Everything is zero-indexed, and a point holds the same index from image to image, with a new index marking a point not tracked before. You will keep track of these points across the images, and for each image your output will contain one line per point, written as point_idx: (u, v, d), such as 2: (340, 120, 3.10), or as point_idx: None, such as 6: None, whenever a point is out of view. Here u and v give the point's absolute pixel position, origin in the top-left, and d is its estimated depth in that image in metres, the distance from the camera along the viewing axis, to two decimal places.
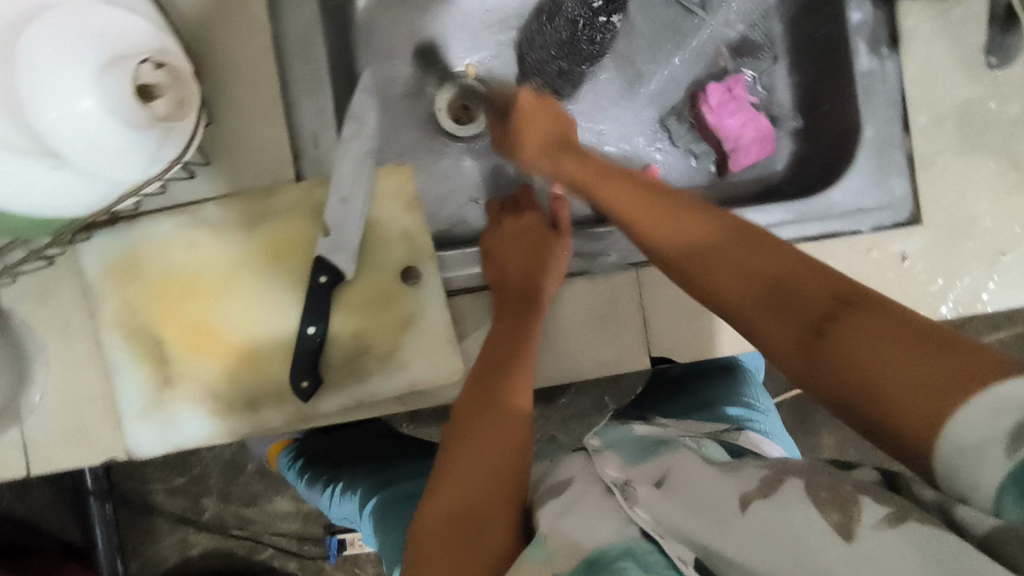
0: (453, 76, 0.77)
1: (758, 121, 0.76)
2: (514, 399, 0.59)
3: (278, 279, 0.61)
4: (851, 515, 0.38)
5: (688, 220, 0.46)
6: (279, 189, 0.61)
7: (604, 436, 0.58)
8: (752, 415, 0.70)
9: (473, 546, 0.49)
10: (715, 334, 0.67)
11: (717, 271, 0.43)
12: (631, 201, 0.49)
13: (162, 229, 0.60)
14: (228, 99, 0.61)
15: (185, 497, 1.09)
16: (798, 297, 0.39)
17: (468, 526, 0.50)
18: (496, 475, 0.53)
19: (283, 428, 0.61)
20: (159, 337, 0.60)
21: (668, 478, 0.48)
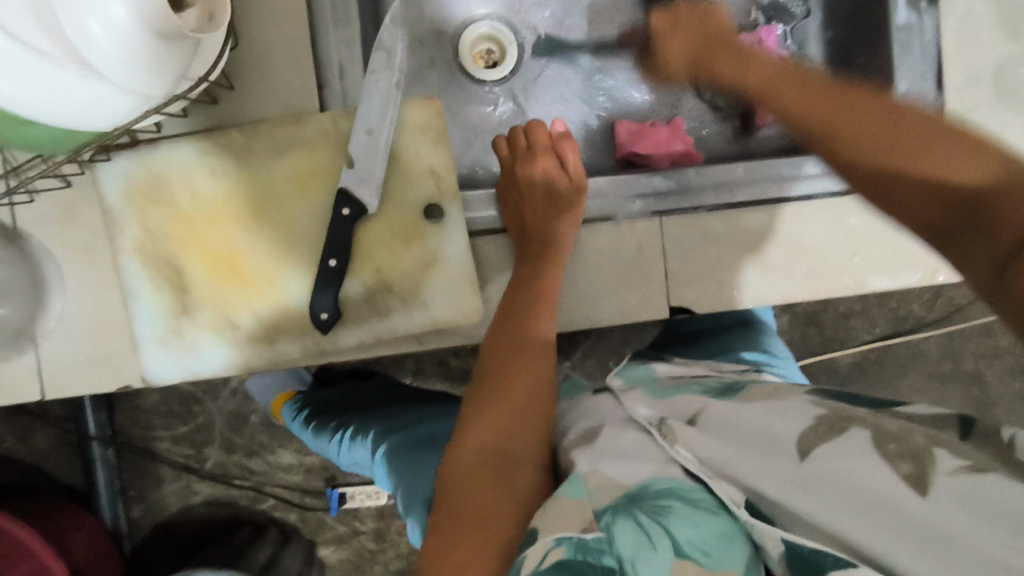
0: (479, 18, 0.77)
1: None
2: (535, 332, 0.59)
3: (301, 209, 0.60)
4: (926, 464, 0.38)
5: (843, 111, 0.46)
6: (307, 116, 0.60)
7: (625, 376, 0.61)
8: (770, 359, 0.71)
9: (507, 475, 0.50)
10: (732, 286, 0.67)
11: (863, 143, 0.44)
12: (777, 78, 0.53)
13: (182, 153, 0.59)
14: (255, 23, 0.60)
15: (191, 444, 1.09)
16: (953, 170, 0.40)
17: (500, 458, 0.51)
18: (523, 419, 0.54)
19: (301, 360, 0.61)
20: (178, 262, 0.59)
21: (702, 415, 0.50)
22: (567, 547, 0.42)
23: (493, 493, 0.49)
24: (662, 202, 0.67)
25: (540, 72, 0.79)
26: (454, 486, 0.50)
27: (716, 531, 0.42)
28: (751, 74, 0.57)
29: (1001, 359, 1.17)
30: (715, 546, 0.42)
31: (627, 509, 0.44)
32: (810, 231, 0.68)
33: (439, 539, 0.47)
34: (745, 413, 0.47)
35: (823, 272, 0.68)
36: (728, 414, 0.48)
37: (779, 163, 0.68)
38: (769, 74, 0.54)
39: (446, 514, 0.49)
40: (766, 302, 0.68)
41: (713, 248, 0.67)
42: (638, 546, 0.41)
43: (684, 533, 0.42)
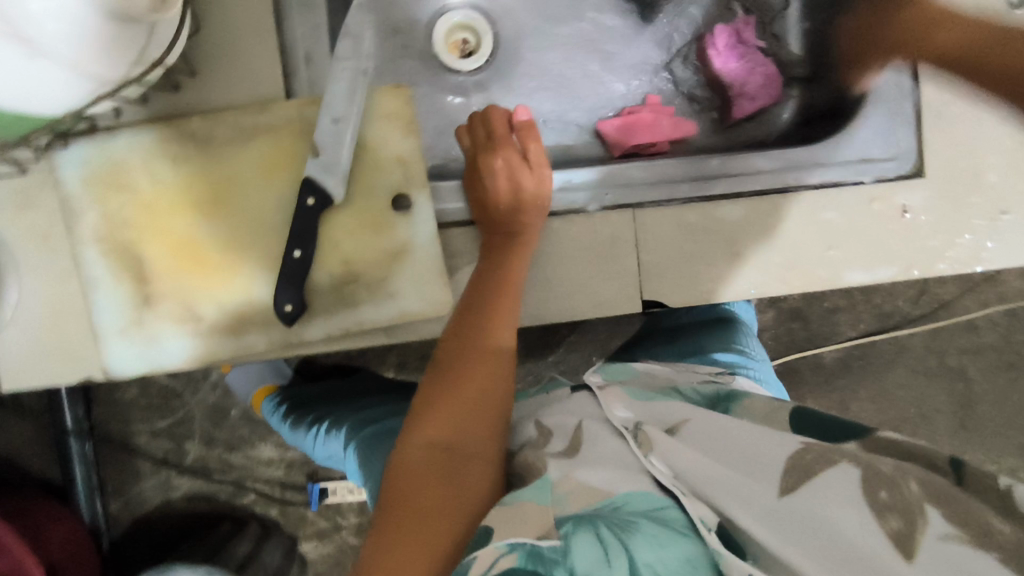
0: (453, 7, 0.76)
1: (766, 66, 0.77)
2: (492, 336, 0.59)
3: (265, 198, 0.59)
4: (915, 522, 0.37)
5: None
6: (272, 103, 0.59)
7: (604, 373, 0.61)
8: (747, 362, 0.71)
9: (451, 478, 0.49)
10: (707, 279, 0.67)
11: None
12: None
13: (143, 140, 0.58)
14: (219, 6, 0.58)
15: (170, 438, 1.08)
16: None
17: (447, 460, 0.50)
18: (477, 417, 0.54)
19: (267, 352, 0.60)
20: (139, 253, 0.58)
21: (684, 426, 0.49)
22: (519, 555, 0.41)
23: (442, 492, 0.48)
24: (624, 196, 0.66)
25: (519, 60, 0.78)
26: (403, 482, 0.49)
27: (679, 558, 0.40)
28: None
29: (985, 354, 1.17)
30: (679, 572, 0.40)
31: (591, 520, 0.43)
32: (787, 224, 0.67)
33: (382, 536, 0.46)
34: (732, 429, 0.47)
35: (801, 264, 0.68)
36: (710, 429, 0.48)
37: (756, 157, 0.68)
38: None
39: (392, 510, 0.48)
40: (742, 296, 0.68)
41: (690, 241, 0.67)
42: (594, 560, 0.40)
43: (646, 554, 0.40)
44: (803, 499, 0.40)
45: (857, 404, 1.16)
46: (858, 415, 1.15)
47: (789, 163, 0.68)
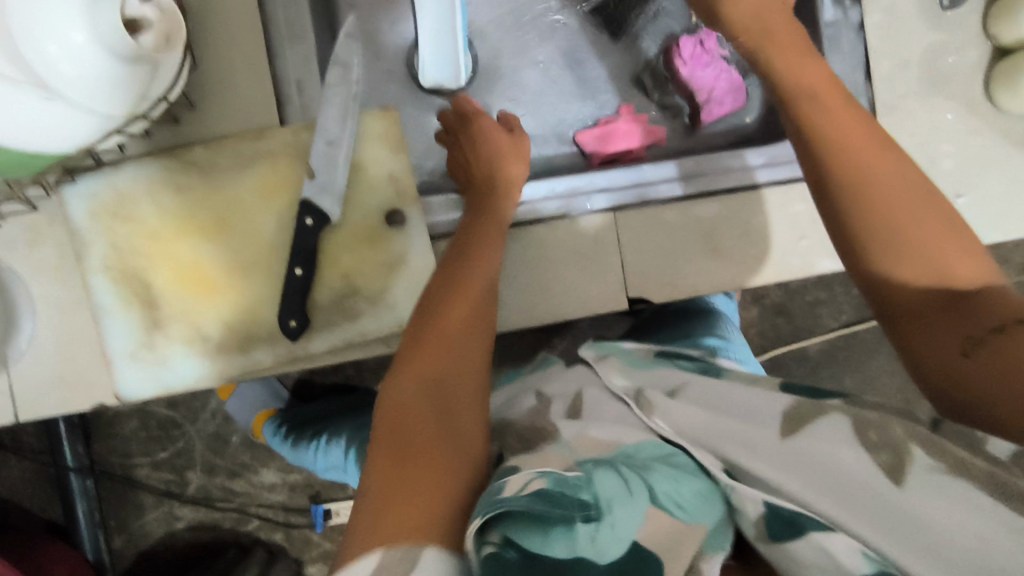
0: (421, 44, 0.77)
1: (730, 72, 0.79)
2: (473, 285, 0.59)
3: (265, 221, 0.62)
4: (902, 457, 0.40)
5: (859, 186, 0.51)
6: (266, 131, 0.62)
7: (599, 347, 0.65)
8: (727, 344, 0.75)
9: (441, 414, 0.50)
10: (690, 275, 0.71)
11: (920, 268, 0.48)
12: (907, 191, 0.50)
13: (146, 174, 0.61)
14: (215, 43, 0.62)
15: (171, 469, 1.09)
16: (915, 279, 0.48)
17: (438, 397, 0.51)
18: (463, 360, 0.55)
19: (273, 368, 0.62)
20: (145, 280, 0.61)
21: (682, 390, 0.54)
22: (547, 479, 0.43)
23: (433, 424, 0.49)
24: (601, 200, 0.70)
25: (498, 79, 0.82)
26: (405, 418, 0.49)
27: (696, 491, 0.46)
28: (876, 160, 0.52)
29: None
30: (695, 503, 0.45)
31: (608, 462, 0.47)
32: (758, 218, 0.72)
33: (390, 467, 0.46)
34: (725, 394, 0.51)
35: (770, 257, 0.72)
36: (707, 393, 0.52)
37: (727, 157, 0.72)
38: (854, 126, 0.54)
39: (395, 441, 0.47)
40: (723, 288, 0.72)
41: (671, 238, 0.71)
42: (617, 491, 0.44)
43: (663, 485, 0.46)
44: (801, 441, 0.44)
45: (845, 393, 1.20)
46: None
47: (755, 162, 0.72)
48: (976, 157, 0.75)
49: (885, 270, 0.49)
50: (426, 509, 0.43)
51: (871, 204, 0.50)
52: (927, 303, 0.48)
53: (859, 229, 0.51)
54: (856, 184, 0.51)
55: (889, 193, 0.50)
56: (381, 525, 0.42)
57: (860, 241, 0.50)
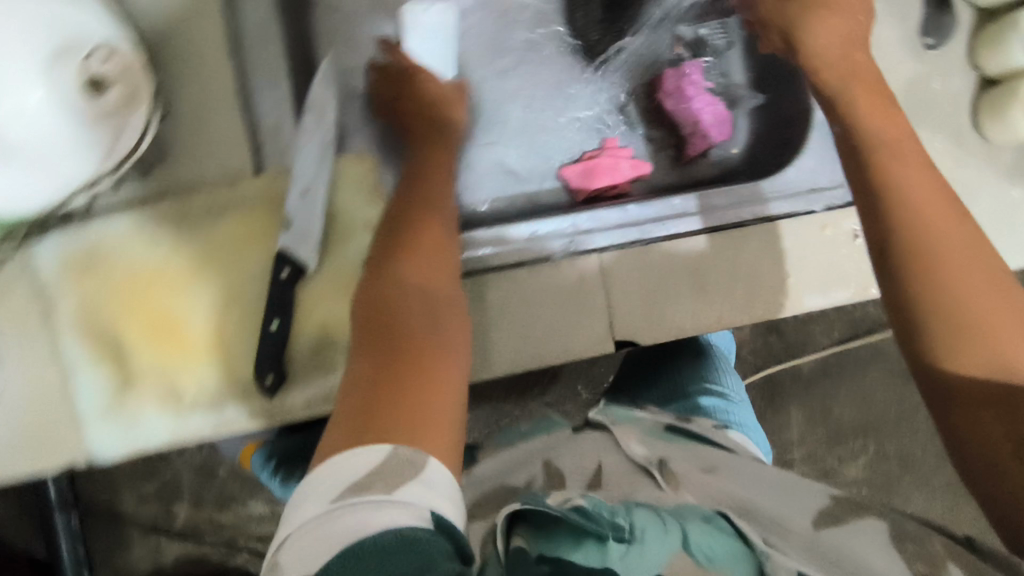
0: None
1: (715, 105, 0.78)
2: (434, 201, 0.60)
3: (241, 273, 0.60)
4: (937, 566, 0.47)
5: (927, 259, 0.50)
6: (240, 180, 0.61)
7: (609, 413, 0.71)
8: (724, 404, 0.81)
9: (423, 314, 0.50)
10: (677, 315, 0.70)
11: (985, 359, 0.47)
12: (980, 274, 0.49)
13: (119, 227, 0.59)
14: (185, 90, 0.60)
15: (159, 502, 1.07)
16: (985, 368, 0.47)
17: (418, 302, 0.51)
18: (440, 265, 0.54)
19: (250, 424, 0.61)
20: (118, 337, 0.59)
21: (715, 471, 0.60)
22: (587, 500, 0.49)
23: (414, 323, 0.49)
24: (584, 242, 0.69)
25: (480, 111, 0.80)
26: (393, 324, 0.48)
27: (730, 550, 0.47)
28: (946, 232, 0.51)
29: None
30: (727, 560, 0.47)
31: (647, 505, 0.51)
32: (746, 255, 0.70)
33: (385, 372, 0.45)
34: (746, 483, 0.58)
35: (759, 295, 0.70)
36: (732, 481, 0.58)
37: (715, 195, 0.71)
38: (924, 196, 0.52)
39: (386, 346, 0.47)
40: (711, 327, 0.70)
41: (657, 279, 0.69)
42: (651, 523, 0.48)
43: (697, 535, 0.47)
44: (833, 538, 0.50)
45: (838, 409, 1.19)
46: (840, 419, 1.19)
47: (769, 192, 0.72)
48: (963, 187, 0.73)
49: (943, 350, 0.48)
50: (428, 414, 0.44)
51: (937, 276, 0.49)
52: (981, 392, 0.47)
53: (919, 300, 0.50)
54: (927, 258, 0.50)
55: (962, 271, 0.49)
56: (383, 425, 0.42)
57: (923, 308, 0.49)
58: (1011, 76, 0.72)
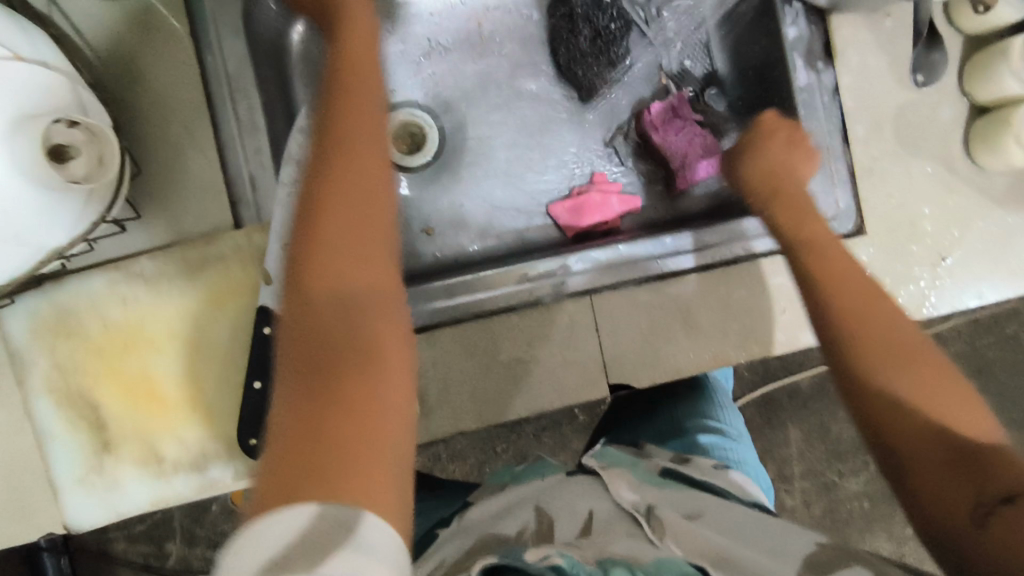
0: (405, 104, 0.78)
1: (704, 137, 0.78)
2: (359, 153, 0.47)
3: (221, 331, 0.58)
4: None
5: (855, 324, 0.53)
6: (218, 234, 0.59)
7: (602, 458, 0.69)
8: (723, 442, 0.80)
9: (352, 331, 0.41)
10: (670, 356, 0.68)
11: (920, 420, 0.48)
12: (897, 341, 0.52)
13: (94, 286, 0.57)
14: (160, 145, 0.59)
15: (149, 541, 1.04)
16: (925, 425, 0.48)
17: (345, 314, 0.42)
18: (370, 257, 0.44)
19: (234, 485, 0.59)
20: (93, 400, 0.57)
21: (701, 515, 0.56)
22: (565, 559, 0.47)
23: (342, 345, 0.40)
24: (572, 283, 0.68)
25: (465, 148, 0.79)
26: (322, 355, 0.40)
27: None
28: (870, 302, 0.54)
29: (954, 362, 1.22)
30: None
31: (627, 564, 0.47)
32: (739, 293, 0.69)
33: (308, 424, 0.37)
34: (742, 528, 0.55)
35: (754, 331, 0.69)
36: (725, 523, 0.55)
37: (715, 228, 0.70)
38: (840, 269, 0.57)
39: (303, 395, 0.38)
40: (705, 367, 0.69)
41: (649, 317, 0.68)
42: None
43: None
44: None
45: (837, 426, 1.18)
46: (840, 436, 1.18)
47: (751, 230, 0.69)
48: (960, 214, 0.71)
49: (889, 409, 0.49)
50: (362, 468, 0.36)
51: (867, 342, 0.52)
52: (931, 450, 0.47)
53: (856, 362, 0.52)
54: (853, 325, 0.53)
55: (890, 338, 0.52)
56: (306, 487, 0.35)
57: (861, 370, 0.51)
58: (1003, 104, 0.71)
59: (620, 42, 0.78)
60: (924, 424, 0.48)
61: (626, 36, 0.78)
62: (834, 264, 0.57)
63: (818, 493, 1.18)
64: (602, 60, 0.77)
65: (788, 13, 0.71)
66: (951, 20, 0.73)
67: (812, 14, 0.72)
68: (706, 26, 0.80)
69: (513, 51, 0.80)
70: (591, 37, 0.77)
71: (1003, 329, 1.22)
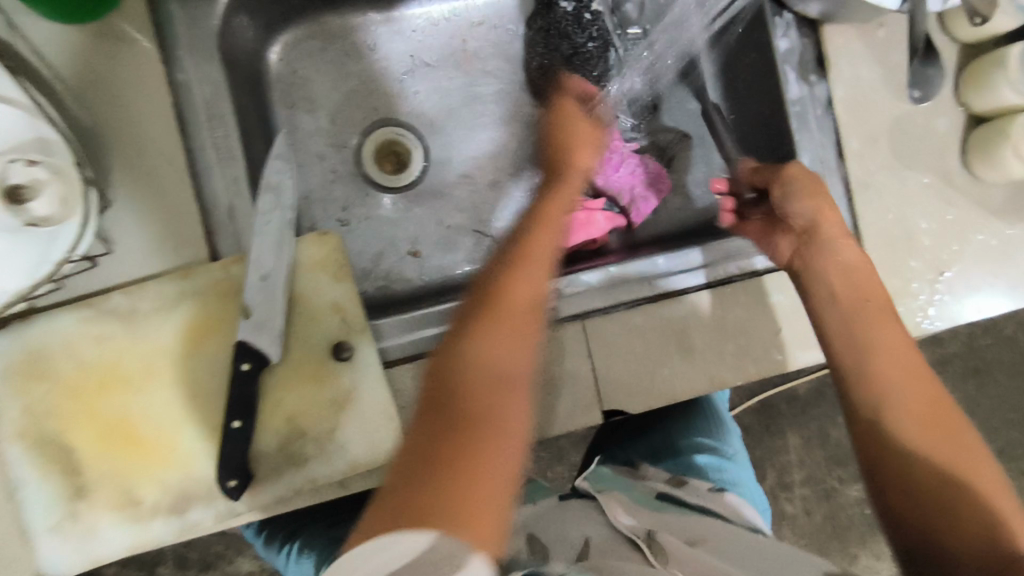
0: (391, 121, 0.76)
1: (645, 165, 0.78)
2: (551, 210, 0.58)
3: (199, 367, 0.56)
4: None
5: (903, 416, 0.54)
6: (194, 267, 0.57)
7: (598, 484, 0.67)
8: (721, 463, 0.78)
9: (504, 354, 0.46)
10: (665, 380, 0.66)
11: (963, 523, 0.48)
12: (950, 441, 0.52)
13: (65, 324, 0.55)
14: (130, 176, 0.57)
15: (141, 567, 1.02)
16: (965, 530, 0.48)
17: (504, 333, 0.47)
18: (531, 287, 0.50)
19: (214, 527, 0.56)
20: (66, 443, 0.55)
21: (703, 542, 0.54)
22: None
23: (493, 365, 0.46)
24: (564, 306, 0.66)
25: (452, 166, 0.77)
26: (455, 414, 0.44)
27: None
28: (927, 396, 0.55)
29: (951, 364, 1.20)
30: None
31: None
32: (735, 312, 0.67)
33: (441, 430, 0.43)
34: (744, 551, 0.52)
35: (751, 352, 0.67)
36: (726, 548, 0.53)
37: (728, 240, 0.69)
38: (900, 353, 0.57)
39: (446, 399, 0.45)
40: (702, 389, 0.67)
41: (643, 339, 0.66)
42: None
43: None
44: None
45: (838, 432, 1.16)
46: (840, 442, 1.16)
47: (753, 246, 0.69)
48: (958, 227, 0.70)
49: (925, 508, 0.50)
50: (479, 506, 0.40)
51: (909, 432, 0.53)
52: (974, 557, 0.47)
53: (896, 454, 0.53)
54: (899, 417, 0.54)
55: (942, 434, 0.53)
56: (431, 515, 0.39)
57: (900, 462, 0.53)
58: (1000, 114, 0.69)
59: (600, 65, 0.73)
60: (967, 528, 0.48)
61: (604, 59, 0.73)
62: (889, 348, 0.57)
63: (820, 500, 1.16)
64: (582, 84, 0.74)
65: (779, 25, 0.70)
66: (946, 29, 0.71)
67: (802, 26, 0.70)
68: (696, 43, 0.76)
69: (499, 67, 0.79)
70: (565, 56, 0.74)
71: (1000, 330, 1.21)
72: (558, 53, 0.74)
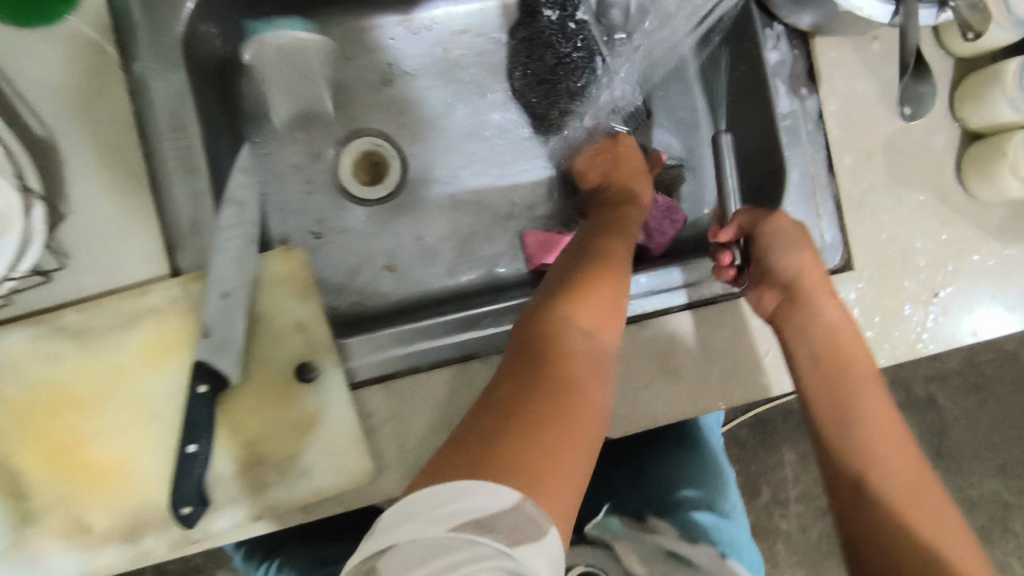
0: (367, 130, 0.74)
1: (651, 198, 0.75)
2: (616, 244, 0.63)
3: (155, 389, 0.54)
4: None
5: (890, 485, 0.60)
6: (152, 284, 0.55)
7: (604, 525, 0.64)
8: (720, 522, 0.73)
9: (585, 367, 0.51)
10: (647, 404, 0.63)
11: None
12: (928, 509, 0.58)
13: (16, 342, 0.53)
14: (87, 188, 0.55)
15: None
16: None
17: (580, 349, 0.52)
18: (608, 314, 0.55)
19: (168, 556, 0.54)
20: (13, 467, 0.52)
21: None
22: None
23: (575, 372, 0.50)
24: None
25: (431, 177, 0.75)
26: (521, 404, 0.47)
27: None
28: (908, 467, 0.61)
29: (950, 380, 1.18)
30: None
31: None
32: (720, 333, 0.64)
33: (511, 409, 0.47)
34: None
35: (737, 376, 0.64)
36: None
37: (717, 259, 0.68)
38: (884, 421, 0.63)
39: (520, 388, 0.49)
40: (686, 413, 0.64)
41: (625, 362, 0.63)
42: None
43: None
44: None
45: None
46: None
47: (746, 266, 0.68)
48: (954, 247, 0.67)
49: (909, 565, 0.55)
50: (548, 478, 0.42)
51: (892, 506, 0.59)
52: None
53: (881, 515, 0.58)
54: (883, 487, 0.60)
55: (923, 504, 0.59)
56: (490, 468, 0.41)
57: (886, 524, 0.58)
58: (998, 131, 0.66)
59: (585, 73, 0.72)
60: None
61: (590, 68, 0.72)
62: (878, 416, 0.63)
63: (816, 518, 1.13)
64: (567, 91, 0.73)
65: (770, 36, 0.67)
66: (941, 42, 0.69)
67: (793, 38, 0.68)
68: (688, 47, 0.72)
69: (482, 73, 0.76)
70: (551, 66, 0.72)
71: (1001, 345, 1.18)
72: (543, 60, 0.73)
